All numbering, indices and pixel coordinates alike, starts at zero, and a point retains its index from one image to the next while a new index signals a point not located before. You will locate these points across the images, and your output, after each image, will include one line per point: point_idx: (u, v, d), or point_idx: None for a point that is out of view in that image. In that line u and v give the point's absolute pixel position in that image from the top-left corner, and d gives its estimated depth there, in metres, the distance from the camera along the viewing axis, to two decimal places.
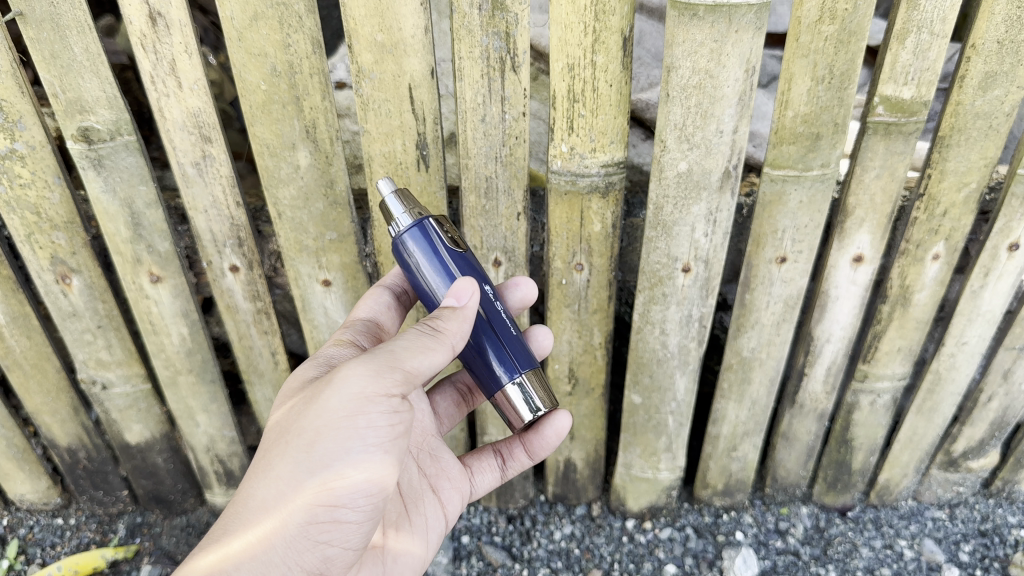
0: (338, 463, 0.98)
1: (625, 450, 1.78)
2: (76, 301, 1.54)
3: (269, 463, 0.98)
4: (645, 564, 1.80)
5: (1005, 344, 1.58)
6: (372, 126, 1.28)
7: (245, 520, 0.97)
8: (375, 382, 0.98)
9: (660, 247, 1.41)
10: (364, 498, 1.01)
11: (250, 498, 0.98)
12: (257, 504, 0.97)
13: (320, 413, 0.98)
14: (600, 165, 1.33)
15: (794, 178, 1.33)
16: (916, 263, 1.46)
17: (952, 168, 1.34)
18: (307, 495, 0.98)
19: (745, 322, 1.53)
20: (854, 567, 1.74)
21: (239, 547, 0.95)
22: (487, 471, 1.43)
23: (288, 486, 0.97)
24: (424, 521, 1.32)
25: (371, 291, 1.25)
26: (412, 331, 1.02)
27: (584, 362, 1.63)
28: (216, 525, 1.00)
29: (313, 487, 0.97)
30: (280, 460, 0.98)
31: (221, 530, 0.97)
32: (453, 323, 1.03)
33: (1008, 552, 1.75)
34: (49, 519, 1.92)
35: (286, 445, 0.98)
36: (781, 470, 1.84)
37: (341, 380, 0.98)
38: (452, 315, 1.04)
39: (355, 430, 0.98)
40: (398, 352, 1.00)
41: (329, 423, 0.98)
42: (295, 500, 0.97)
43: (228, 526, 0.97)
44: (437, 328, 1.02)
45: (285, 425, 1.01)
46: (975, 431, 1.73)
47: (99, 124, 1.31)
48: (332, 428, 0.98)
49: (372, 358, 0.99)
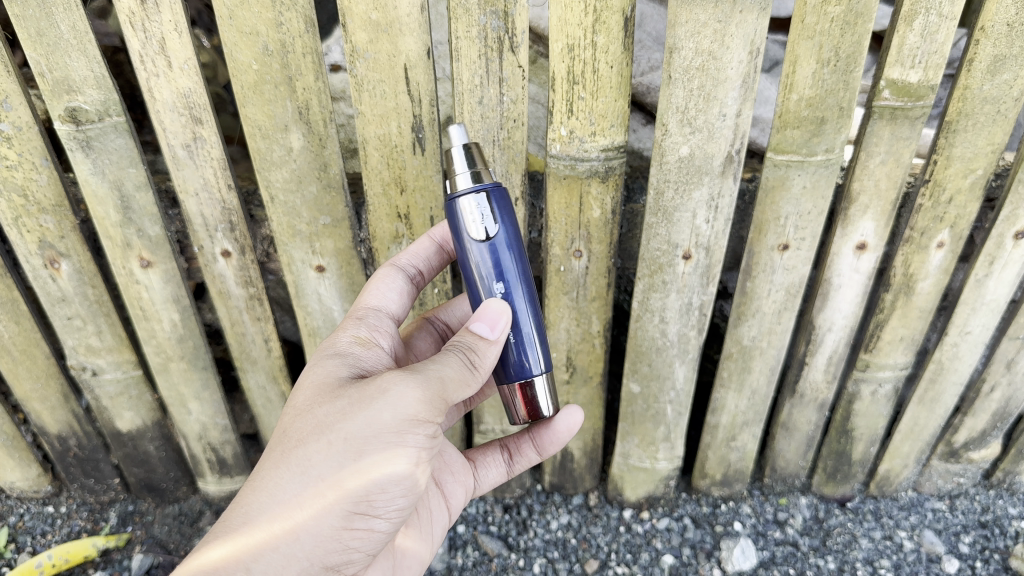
0: (377, 477, 0.95)
1: (623, 439, 1.76)
2: (66, 286, 1.51)
3: (306, 460, 0.94)
4: (642, 555, 1.78)
5: (1009, 334, 1.56)
6: (366, 108, 1.25)
7: (277, 516, 0.93)
8: (426, 407, 0.96)
9: (660, 234, 1.39)
10: (391, 508, 1.00)
11: (282, 495, 0.93)
12: (289, 501, 0.93)
13: (368, 423, 0.94)
14: (600, 150, 1.30)
15: (797, 163, 1.31)
16: (920, 251, 1.43)
17: (959, 154, 1.31)
18: (342, 502, 0.95)
19: (745, 310, 1.51)
20: (854, 558, 1.73)
21: (265, 541, 0.92)
22: (493, 466, 1.40)
23: (323, 490, 0.94)
24: (427, 516, 1.31)
25: (385, 275, 1.20)
26: (455, 357, 1.01)
27: (582, 350, 1.61)
28: (236, 511, 0.94)
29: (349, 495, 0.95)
30: (317, 459, 0.94)
31: (249, 521, 0.92)
32: (486, 357, 1.04)
33: (1009, 543, 1.74)
34: (40, 507, 1.89)
35: (327, 446, 0.94)
36: (781, 460, 1.82)
37: (397, 397, 0.94)
38: (486, 347, 1.04)
39: (400, 447, 0.96)
40: (448, 380, 0.98)
41: (375, 434, 0.94)
42: (329, 505, 0.94)
43: (256, 516, 0.92)
44: (474, 362, 1.02)
45: (320, 420, 0.96)
46: (976, 421, 1.71)
47: (87, 104, 1.28)
48: (378, 440, 0.94)
49: (426, 380, 0.96)
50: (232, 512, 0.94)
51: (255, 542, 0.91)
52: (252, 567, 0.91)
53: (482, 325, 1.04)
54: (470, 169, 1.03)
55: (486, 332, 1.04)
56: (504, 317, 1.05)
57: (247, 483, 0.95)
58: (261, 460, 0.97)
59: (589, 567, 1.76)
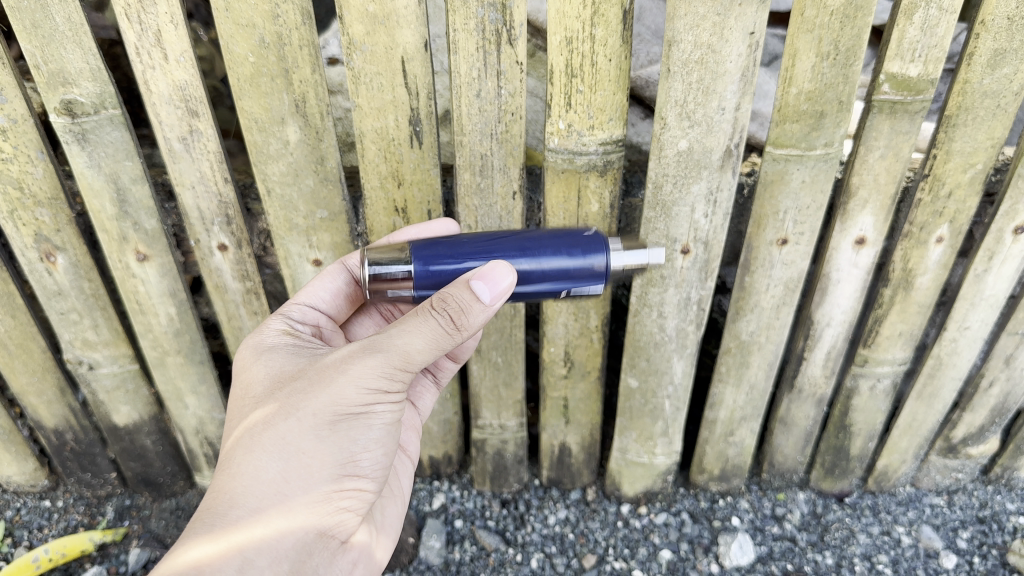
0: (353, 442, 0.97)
1: (621, 434, 1.76)
2: (62, 279, 1.50)
3: (281, 439, 0.94)
4: (640, 550, 1.78)
5: (1008, 329, 1.55)
6: (363, 100, 1.25)
7: (260, 494, 0.93)
8: (393, 374, 0.97)
9: (659, 228, 1.38)
10: (373, 466, 1.03)
11: (263, 475, 0.94)
12: (271, 479, 0.94)
13: (334, 397, 0.95)
14: (598, 144, 1.30)
15: (796, 157, 1.30)
16: (919, 246, 1.43)
17: (959, 148, 1.31)
18: (324, 469, 0.97)
19: (744, 305, 1.51)
20: (852, 554, 1.73)
21: (256, 521, 0.92)
22: (427, 394, 1.39)
23: (304, 462, 0.95)
24: (396, 474, 1.27)
25: (326, 273, 1.28)
26: (432, 322, 0.94)
27: (580, 345, 1.61)
28: (218, 499, 0.93)
29: (331, 461, 0.97)
30: (291, 436, 0.95)
31: (235, 504, 0.92)
32: (475, 318, 0.95)
33: (1007, 539, 1.74)
34: (36, 501, 1.89)
35: (299, 422, 0.95)
36: (779, 455, 1.82)
37: (359, 367, 0.95)
38: (481, 310, 0.94)
39: (372, 411, 0.98)
40: (414, 351, 0.96)
41: (344, 405, 0.96)
42: (313, 475, 0.96)
43: (241, 498, 0.92)
44: (459, 323, 0.94)
45: (286, 400, 0.97)
46: (975, 417, 1.71)
47: (83, 96, 1.27)
48: (348, 408, 0.96)
49: (388, 351, 0.95)
50: (213, 504, 0.92)
51: (246, 524, 0.91)
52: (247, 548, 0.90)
53: (482, 285, 0.94)
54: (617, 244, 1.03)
55: (483, 293, 0.94)
56: (508, 281, 0.95)
57: (223, 473, 0.95)
58: (231, 451, 0.97)
59: (587, 563, 1.76)
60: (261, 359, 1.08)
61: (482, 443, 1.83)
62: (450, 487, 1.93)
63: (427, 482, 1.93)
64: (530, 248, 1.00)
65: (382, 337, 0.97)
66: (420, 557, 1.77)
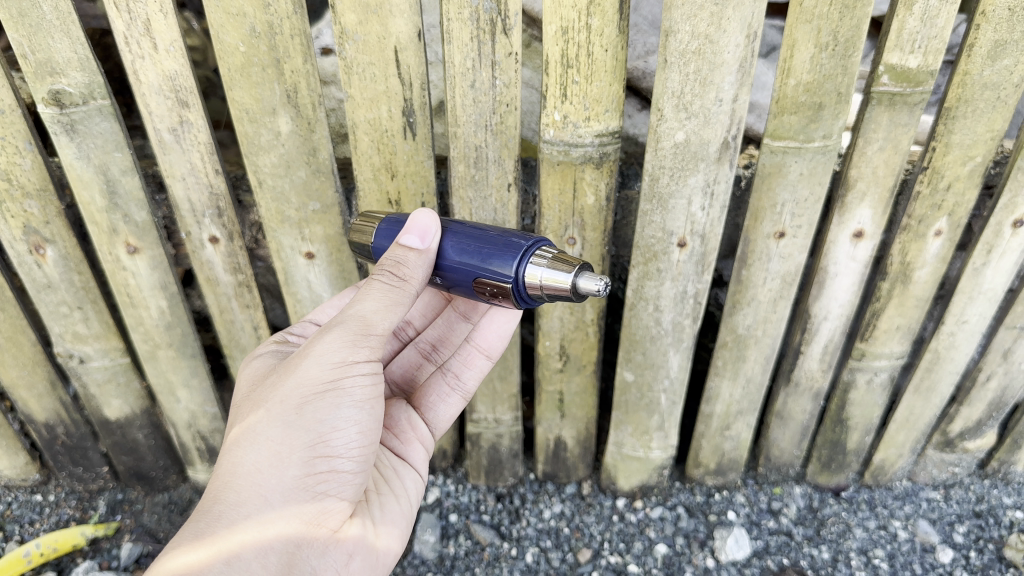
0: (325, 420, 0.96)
1: (617, 428, 1.75)
2: (51, 272, 1.48)
3: (252, 431, 0.95)
4: (635, 544, 1.77)
5: (1006, 323, 1.54)
6: (356, 91, 1.23)
7: (239, 486, 0.92)
8: (356, 345, 0.98)
9: (655, 221, 1.37)
10: (351, 445, 0.99)
11: (239, 467, 0.93)
12: (247, 470, 0.93)
13: (300, 379, 0.97)
14: (594, 135, 1.28)
15: (795, 149, 1.29)
16: (918, 239, 1.41)
17: (958, 141, 1.29)
18: (298, 453, 0.95)
19: (741, 298, 1.49)
20: (848, 548, 1.72)
21: (234, 514, 0.91)
22: (443, 402, 1.36)
23: (276, 448, 0.94)
24: (394, 472, 1.19)
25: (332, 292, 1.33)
26: (378, 284, 1.00)
27: (575, 339, 1.60)
28: (203, 501, 0.93)
29: (300, 443, 0.95)
30: (261, 425, 0.95)
31: (216, 499, 0.92)
32: (418, 268, 1.03)
33: (1004, 533, 1.73)
34: (28, 495, 1.87)
35: (268, 411, 0.96)
36: (775, 450, 1.81)
37: (320, 345, 0.97)
38: (418, 257, 1.03)
39: (342, 388, 0.97)
40: (370, 316, 0.98)
41: (309, 384, 0.97)
42: (288, 460, 0.94)
43: (220, 493, 0.92)
44: (402, 275, 1.01)
45: (259, 396, 0.99)
46: (972, 411, 1.70)
47: (71, 87, 1.25)
48: (314, 387, 0.97)
49: (344, 323, 0.98)
50: (198, 506, 0.93)
51: (225, 518, 0.90)
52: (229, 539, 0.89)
53: (412, 236, 1.04)
54: (548, 260, 0.99)
55: (416, 244, 1.03)
56: (434, 223, 1.05)
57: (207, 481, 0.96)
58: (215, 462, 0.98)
59: (583, 558, 1.75)
60: (248, 376, 1.11)
61: (476, 437, 1.82)
62: (445, 482, 1.92)
63: None
64: (465, 240, 1.05)
65: (339, 315, 1.00)
66: (414, 551, 1.76)
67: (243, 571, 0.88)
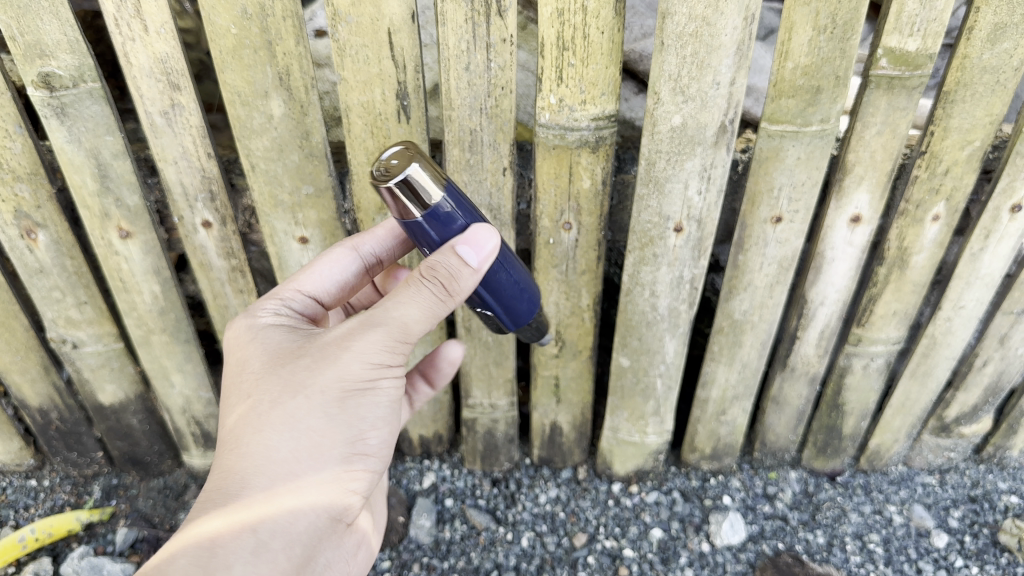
0: (360, 419, 0.97)
1: (613, 413, 1.75)
2: (43, 257, 1.47)
3: (288, 417, 0.92)
4: (631, 528, 1.78)
5: (1003, 308, 1.54)
6: (349, 73, 1.21)
7: (272, 476, 0.92)
8: (393, 348, 0.95)
9: (652, 205, 1.36)
10: (376, 441, 1.01)
11: (272, 456, 0.92)
12: (281, 459, 0.92)
13: (338, 374, 0.94)
14: (590, 119, 1.27)
15: (792, 134, 1.28)
16: (915, 224, 1.41)
17: (957, 125, 1.29)
18: (333, 448, 0.95)
19: (737, 284, 1.49)
20: (843, 533, 1.72)
21: (263, 499, 0.91)
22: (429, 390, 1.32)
23: (313, 441, 0.94)
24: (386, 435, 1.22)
25: (332, 257, 1.16)
26: (425, 290, 0.95)
27: (571, 324, 1.59)
28: (226, 480, 0.91)
29: (336, 441, 0.95)
30: (298, 415, 0.93)
31: (245, 485, 0.91)
32: (466, 284, 0.95)
33: (998, 518, 1.73)
34: (23, 481, 1.87)
35: (307, 400, 0.93)
36: (770, 435, 1.81)
37: (361, 343, 0.94)
38: (470, 274, 0.94)
39: (378, 386, 0.96)
40: (411, 323, 0.95)
41: (350, 382, 0.94)
42: (322, 453, 0.95)
43: (251, 480, 0.91)
44: (451, 290, 0.95)
45: (291, 377, 0.94)
46: (969, 396, 1.70)
47: (61, 69, 1.24)
48: (354, 384, 0.94)
49: (386, 325, 0.94)
50: (221, 483, 0.91)
51: (256, 503, 0.91)
52: (258, 528, 0.90)
53: (467, 249, 0.93)
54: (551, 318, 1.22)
55: (471, 258, 0.94)
56: (492, 243, 0.95)
57: (228, 455, 0.92)
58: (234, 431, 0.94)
59: (578, 542, 1.75)
60: (252, 320, 1.04)
61: (472, 422, 1.81)
62: (441, 467, 1.92)
63: (417, 461, 1.92)
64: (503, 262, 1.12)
65: (381, 312, 0.95)
66: (410, 536, 1.77)
67: (270, 561, 0.91)
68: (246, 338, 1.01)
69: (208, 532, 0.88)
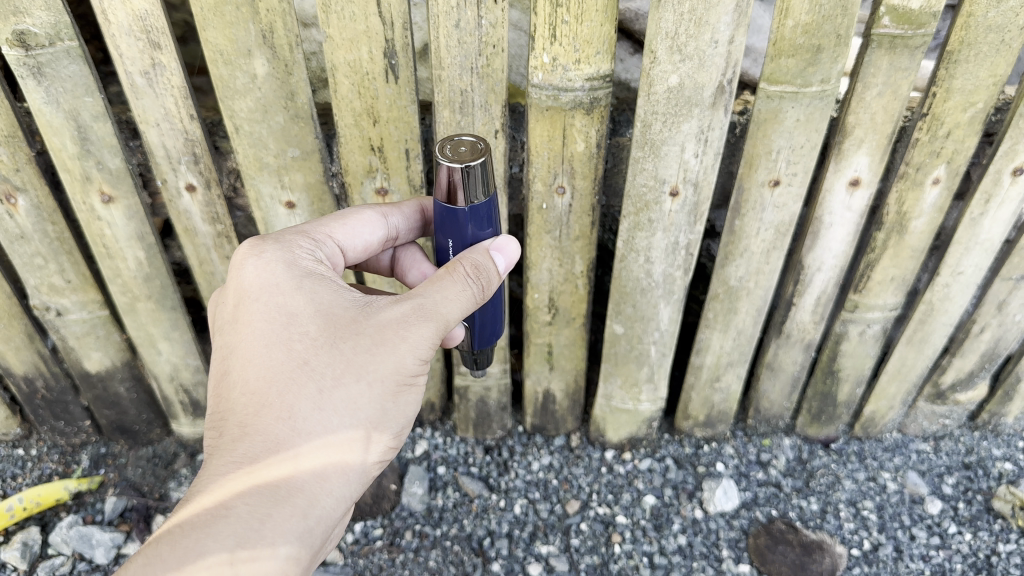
0: (402, 407, 1.02)
1: (606, 380, 1.73)
2: (24, 222, 1.44)
3: (349, 403, 0.96)
4: (624, 495, 1.78)
5: (1001, 275, 1.52)
6: (335, 31, 1.17)
7: (328, 459, 0.96)
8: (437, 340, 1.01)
9: (647, 169, 1.33)
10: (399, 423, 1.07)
11: (330, 440, 0.96)
12: (337, 444, 0.96)
13: (394, 364, 0.98)
14: (584, 79, 1.23)
15: (791, 94, 1.25)
16: (915, 187, 1.38)
17: (959, 86, 1.25)
18: (381, 434, 1.00)
19: (733, 250, 1.46)
20: (837, 500, 1.73)
21: (321, 486, 0.95)
22: None
23: (366, 427, 0.98)
24: None
25: (365, 219, 1.14)
26: (469, 291, 1.02)
27: (565, 291, 1.56)
28: (285, 460, 0.93)
29: (384, 428, 1.00)
30: (357, 399, 0.97)
31: (303, 465, 0.94)
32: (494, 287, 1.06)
33: (992, 485, 1.74)
34: (10, 450, 1.85)
35: (368, 387, 0.97)
36: (764, 401, 1.80)
37: (417, 337, 0.98)
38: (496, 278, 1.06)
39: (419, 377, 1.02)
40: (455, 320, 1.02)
41: (404, 372, 0.99)
42: (371, 439, 0.99)
43: (310, 461, 0.94)
44: (485, 292, 1.04)
45: (351, 358, 0.96)
46: (965, 362, 1.69)
47: (36, 27, 1.19)
48: (407, 376, 0.99)
49: (438, 322, 1.00)
50: (279, 460, 0.93)
51: (312, 490, 0.94)
52: (314, 511, 0.95)
53: (500, 257, 1.06)
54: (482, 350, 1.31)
55: (499, 260, 1.06)
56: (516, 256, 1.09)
57: (286, 427, 0.94)
58: (297, 396, 0.95)
59: (570, 509, 1.76)
60: (290, 267, 1.00)
61: (464, 390, 1.80)
62: (433, 435, 1.90)
63: (409, 430, 1.91)
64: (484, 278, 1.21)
65: (434, 304, 0.99)
66: (402, 504, 1.77)
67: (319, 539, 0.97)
68: (291, 290, 0.98)
69: (273, 512, 0.91)
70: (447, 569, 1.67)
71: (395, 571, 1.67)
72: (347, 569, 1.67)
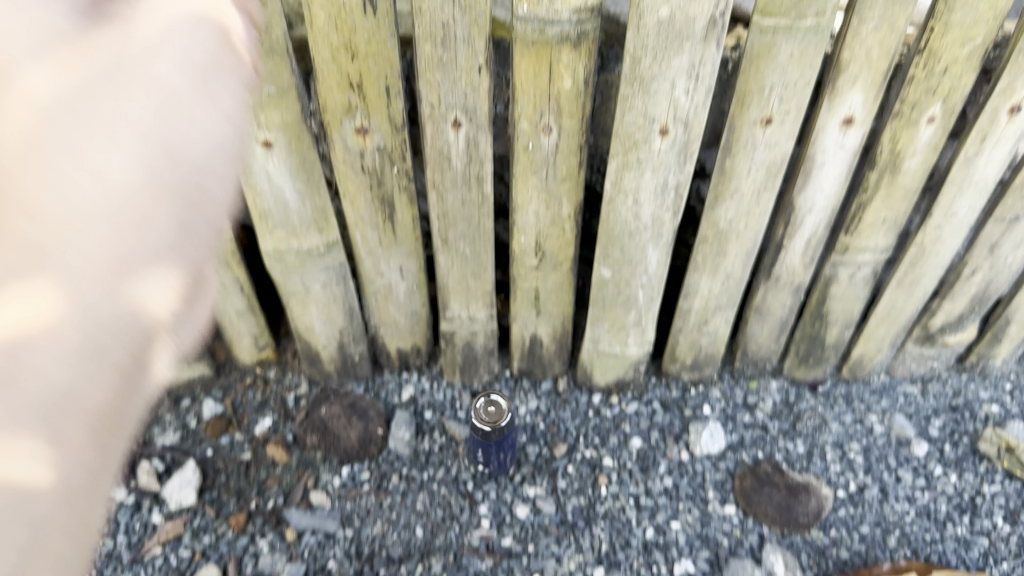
0: (201, 148, 0.65)
1: (593, 325, 1.71)
2: None
3: (99, 158, 0.58)
4: (611, 439, 1.79)
5: (995, 216, 1.50)
6: None
7: (90, 249, 0.56)
8: (239, 90, 0.69)
9: (636, 106, 1.29)
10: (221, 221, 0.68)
11: (92, 212, 0.57)
12: (95, 219, 0.57)
13: (153, 94, 0.63)
14: (571, 12, 1.18)
15: (786, 29, 1.20)
16: (910, 126, 1.34)
17: (958, 20, 1.21)
18: (188, 230, 0.63)
19: (724, 191, 1.43)
20: (823, 442, 1.76)
21: (75, 281, 0.55)
22: None
23: (148, 212, 0.60)
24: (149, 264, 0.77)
25: None
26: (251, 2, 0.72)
27: (552, 235, 1.53)
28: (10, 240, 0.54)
29: (172, 193, 0.62)
30: (120, 155, 0.59)
31: (43, 267, 0.54)
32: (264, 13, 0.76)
33: (978, 427, 1.78)
34: None
35: (130, 131, 0.61)
36: (752, 344, 1.78)
37: (212, 87, 0.66)
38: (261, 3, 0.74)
39: (220, 141, 0.67)
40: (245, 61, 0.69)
41: (172, 92, 0.64)
42: (159, 217, 0.61)
43: (54, 254, 0.54)
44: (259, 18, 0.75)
45: (94, 94, 0.59)
46: (955, 305, 1.67)
47: None
48: (184, 94, 0.65)
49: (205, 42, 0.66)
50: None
51: (69, 287, 0.55)
52: (63, 333, 0.54)
53: None
54: None
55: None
56: None
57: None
58: (22, 252, 0.54)
59: (558, 453, 1.78)
60: None
61: (450, 335, 1.75)
62: (419, 379, 1.88)
63: (395, 374, 1.88)
64: None
65: (144, 22, 0.63)
66: (390, 448, 1.77)
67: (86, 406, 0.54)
68: None
69: None
70: (436, 513, 1.70)
71: (382, 513, 1.70)
72: (335, 513, 1.69)
